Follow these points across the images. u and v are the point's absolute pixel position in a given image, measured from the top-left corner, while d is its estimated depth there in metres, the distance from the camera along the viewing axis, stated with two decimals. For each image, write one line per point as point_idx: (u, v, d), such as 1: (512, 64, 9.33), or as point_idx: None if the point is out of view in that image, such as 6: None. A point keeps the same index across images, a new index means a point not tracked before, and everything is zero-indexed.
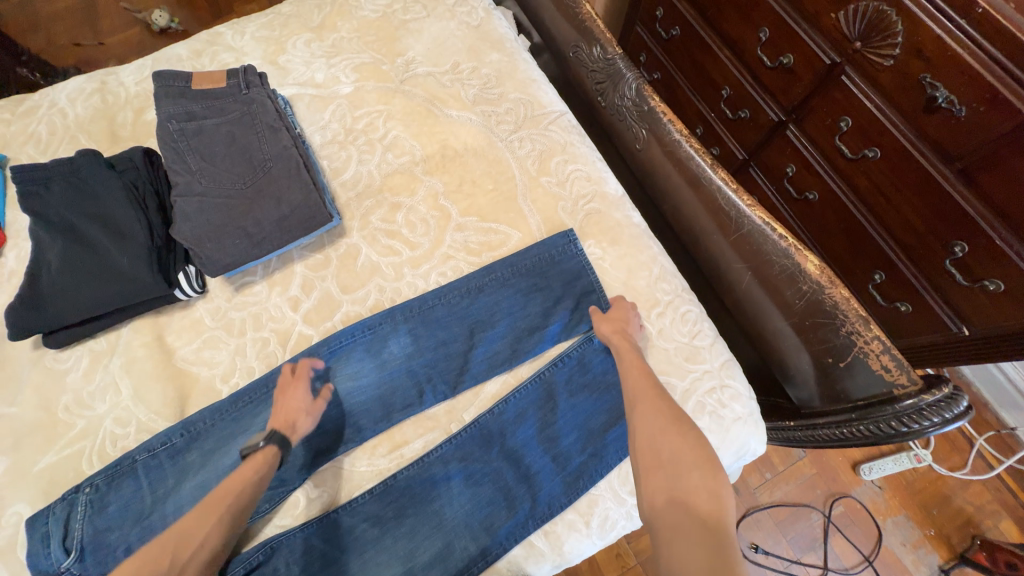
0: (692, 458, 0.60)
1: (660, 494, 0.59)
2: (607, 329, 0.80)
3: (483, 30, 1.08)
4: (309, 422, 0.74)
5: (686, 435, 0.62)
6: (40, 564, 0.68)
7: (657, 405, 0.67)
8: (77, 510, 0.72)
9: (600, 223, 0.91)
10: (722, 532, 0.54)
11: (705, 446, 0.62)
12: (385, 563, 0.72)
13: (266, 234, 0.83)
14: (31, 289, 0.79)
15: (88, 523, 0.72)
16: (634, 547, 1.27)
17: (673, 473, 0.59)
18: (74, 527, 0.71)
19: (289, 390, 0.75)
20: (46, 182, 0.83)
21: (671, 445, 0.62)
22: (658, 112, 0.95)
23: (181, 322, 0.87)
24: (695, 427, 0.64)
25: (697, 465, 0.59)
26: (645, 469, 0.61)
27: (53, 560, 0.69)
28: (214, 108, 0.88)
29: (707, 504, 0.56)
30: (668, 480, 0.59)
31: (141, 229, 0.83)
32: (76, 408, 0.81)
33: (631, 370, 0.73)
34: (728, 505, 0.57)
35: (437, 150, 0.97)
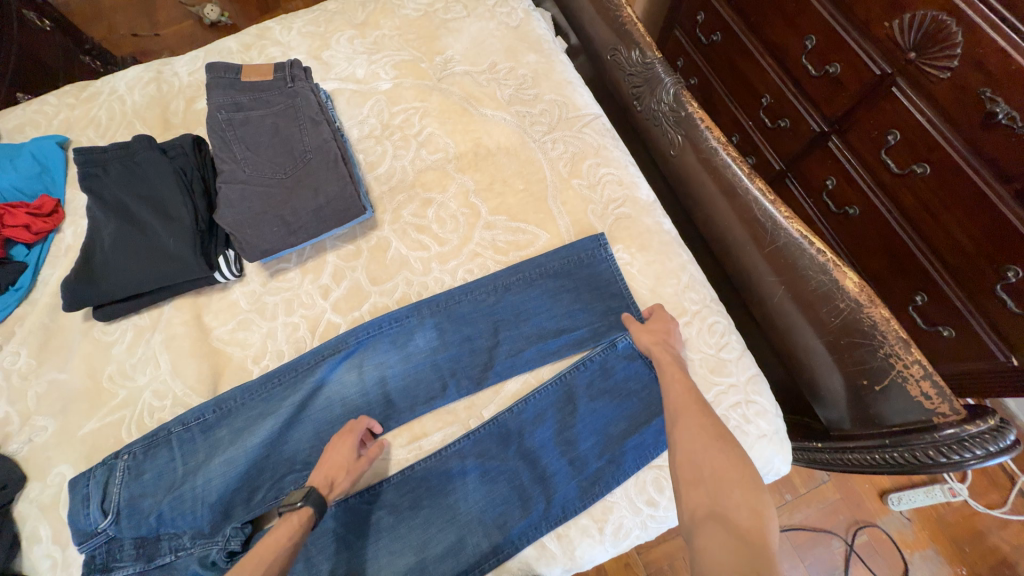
0: (734, 475, 0.59)
1: (699, 508, 0.58)
2: (647, 340, 0.78)
3: (521, 31, 1.09)
4: (348, 481, 0.72)
5: (730, 454, 0.61)
6: (79, 523, 0.72)
7: (702, 418, 0.66)
8: (115, 475, 0.76)
9: (629, 229, 0.90)
10: (762, 549, 0.52)
11: (749, 466, 0.61)
12: (398, 553, 0.73)
13: (302, 223, 0.86)
14: (86, 264, 0.84)
15: (125, 487, 0.76)
16: (645, 558, 1.26)
17: (714, 489, 0.59)
18: (112, 492, 0.75)
19: (338, 444, 0.74)
20: (104, 164, 0.89)
21: (713, 463, 0.61)
22: (695, 118, 0.93)
23: (219, 303, 0.91)
24: (739, 449, 0.62)
25: (738, 482, 0.59)
26: (685, 483, 0.61)
27: (91, 520, 0.73)
28: (261, 100, 0.92)
29: (748, 520, 0.55)
30: (707, 494, 0.59)
31: (187, 213, 0.86)
32: (119, 378, 0.86)
33: (677, 389, 0.71)
34: (771, 524, 0.55)
35: (470, 148, 0.98)
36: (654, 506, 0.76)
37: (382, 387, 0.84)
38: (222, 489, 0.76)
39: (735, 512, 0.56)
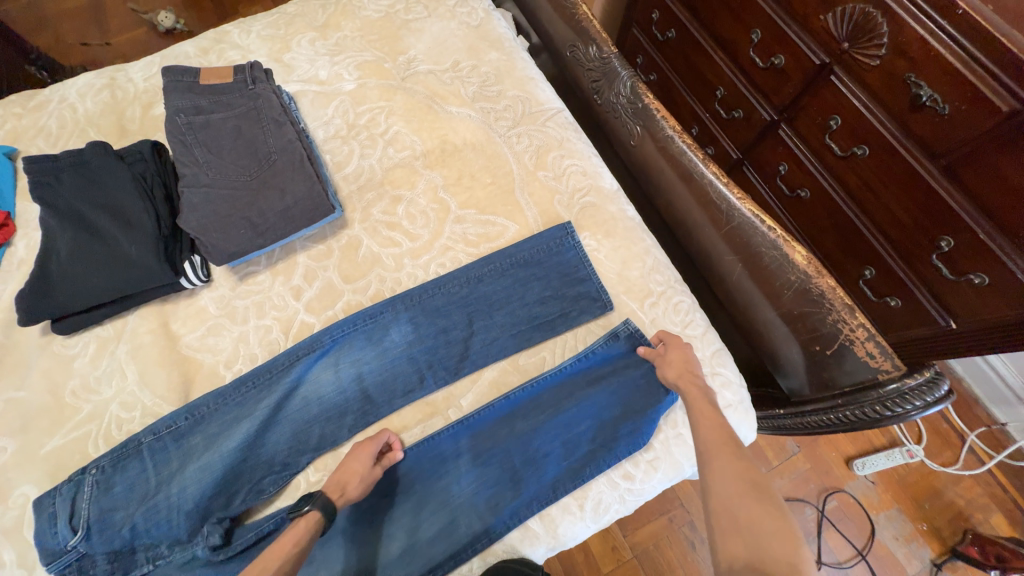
0: (775, 529, 0.58)
1: (735, 557, 0.56)
2: (672, 375, 0.78)
3: (483, 30, 1.11)
4: (358, 490, 0.72)
5: (768, 504, 0.60)
6: (47, 542, 0.70)
7: (739, 462, 0.66)
8: (83, 490, 0.74)
9: (595, 216, 0.94)
10: None
11: (790, 522, 0.59)
12: (391, 535, 0.75)
13: (270, 224, 0.86)
14: (40, 276, 0.81)
15: (95, 503, 0.74)
16: (630, 540, 1.30)
17: (752, 541, 0.57)
18: (80, 507, 0.72)
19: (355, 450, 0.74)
20: (58, 173, 0.86)
21: (750, 513, 0.60)
22: (651, 110, 0.98)
23: (187, 310, 0.90)
24: (777, 499, 0.61)
25: (779, 536, 0.57)
26: (721, 533, 0.60)
27: (59, 538, 0.70)
28: (222, 102, 0.91)
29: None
30: (746, 545, 0.57)
31: (148, 218, 0.85)
32: (83, 392, 0.83)
33: (708, 430, 0.70)
34: None
35: (437, 145, 1.00)
36: (631, 479, 0.79)
37: (359, 384, 0.84)
38: (199, 496, 0.75)
39: (777, 566, 0.54)
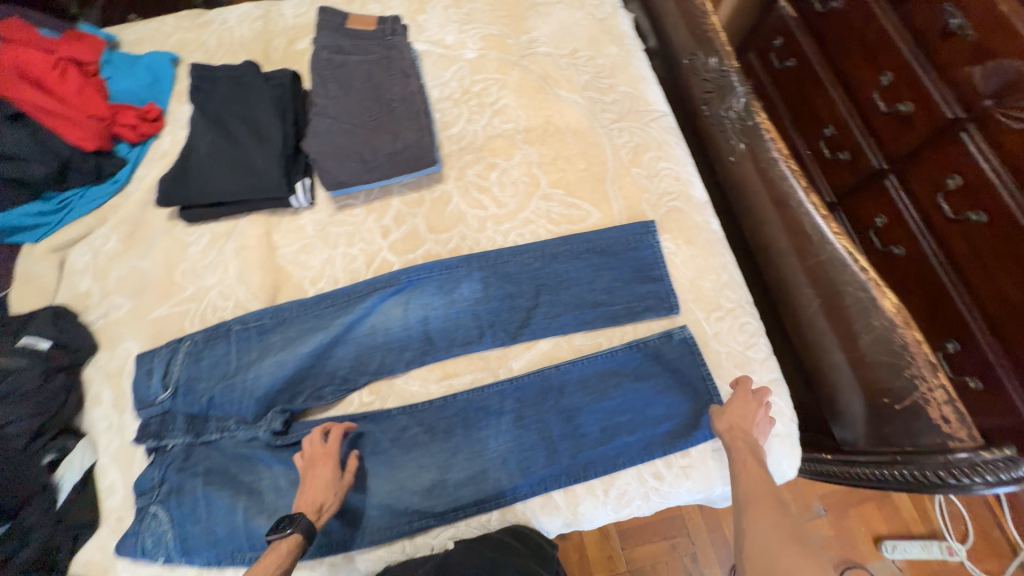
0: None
1: None
2: (722, 426, 0.74)
3: (607, 24, 1.14)
4: (337, 500, 0.72)
5: (807, 556, 0.59)
6: (144, 392, 0.81)
7: (776, 514, 0.63)
8: (178, 356, 0.84)
9: (679, 221, 0.94)
10: None
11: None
12: (425, 468, 0.80)
13: (378, 163, 0.92)
14: (183, 167, 0.94)
15: (184, 369, 0.83)
16: (627, 554, 1.30)
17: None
18: (173, 369, 0.83)
19: (318, 467, 0.73)
20: (214, 82, 0.98)
21: (784, 563, 0.59)
22: (761, 130, 0.97)
23: (288, 225, 0.99)
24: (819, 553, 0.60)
25: None
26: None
27: (152, 390, 0.81)
28: (361, 47, 0.99)
29: None
30: None
31: (278, 136, 0.94)
32: (191, 274, 0.94)
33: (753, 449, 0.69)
34: None
35: (540, 124, 1.04)
36: (660, 479, 0.79)
37: (424, 326, 0.89)
38: (269, 386, 0.83)
39: None
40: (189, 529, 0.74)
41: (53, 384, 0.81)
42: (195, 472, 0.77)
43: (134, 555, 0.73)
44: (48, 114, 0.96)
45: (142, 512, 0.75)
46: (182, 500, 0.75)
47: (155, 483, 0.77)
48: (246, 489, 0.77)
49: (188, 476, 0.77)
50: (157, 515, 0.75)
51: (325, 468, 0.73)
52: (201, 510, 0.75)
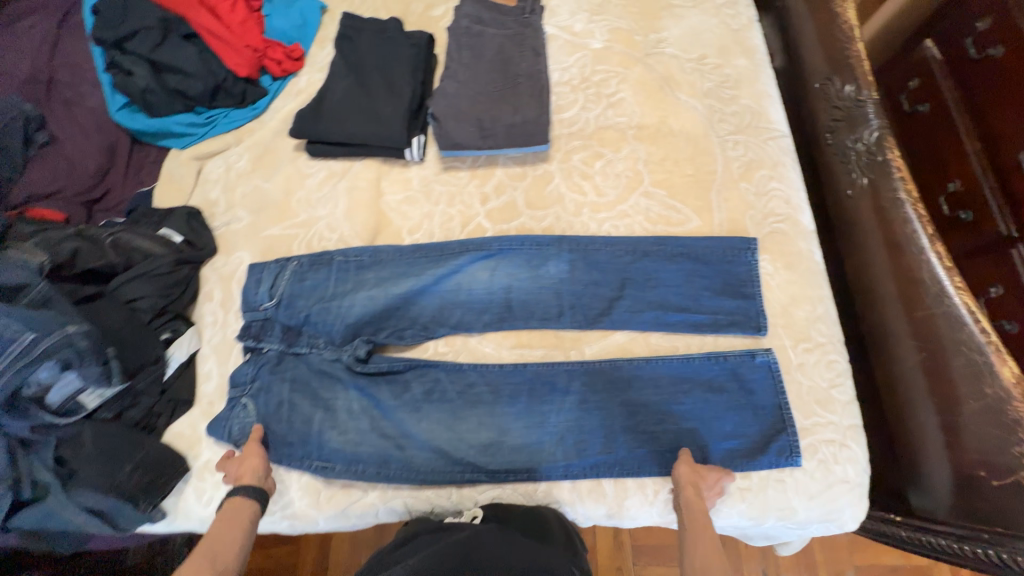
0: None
1: None
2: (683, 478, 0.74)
3: (740, 35, 1.12)
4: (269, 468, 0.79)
5: None
6: (251, 298, 0.90)
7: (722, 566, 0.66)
8: (285, 273, 0.92)
9: (781, 245, 0.91)
10: None
11: None
12: (484, 426, 0.83)
13: (494, 132, 0.96)
14: (317, 106, 1.02)
15: (289, 285, 0.91)
16: (638, 568, 1.29)
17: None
18: (279, 283, 0.91)
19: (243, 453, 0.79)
20: (361, 33, 1.06)
21: None
22: (891, 166, 0.91)
23: (397, 175, 1.04)
24: None
25: None
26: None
27: (258, 298, 0.90)
28: (498, 20, 1.03)
29: None
30: None
31: (408, 92, 1.00)
32: (305, 203, 1.02)
33: None
34: None
35: (654, 123, 1.04)
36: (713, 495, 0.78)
37: (506, 294, 0.92)
38: (359, 318, 0.89)
39: None
40: (271, 427, 0.83)
41: (178, 273, 0.90)
42: (282, 378, 0.85)
43: (220, 437, 0.83)
44: (215, 39, 1.07)
45: (233, 401, 0.84)
46: (269, 400, 0.84)
47: (247, 379, 0.85)
48: (323, 405, 0.84)
49: (277, 379, 0.85)
50: (246, 407, 0.84)
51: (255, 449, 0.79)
52: (284, 412, 0.83)
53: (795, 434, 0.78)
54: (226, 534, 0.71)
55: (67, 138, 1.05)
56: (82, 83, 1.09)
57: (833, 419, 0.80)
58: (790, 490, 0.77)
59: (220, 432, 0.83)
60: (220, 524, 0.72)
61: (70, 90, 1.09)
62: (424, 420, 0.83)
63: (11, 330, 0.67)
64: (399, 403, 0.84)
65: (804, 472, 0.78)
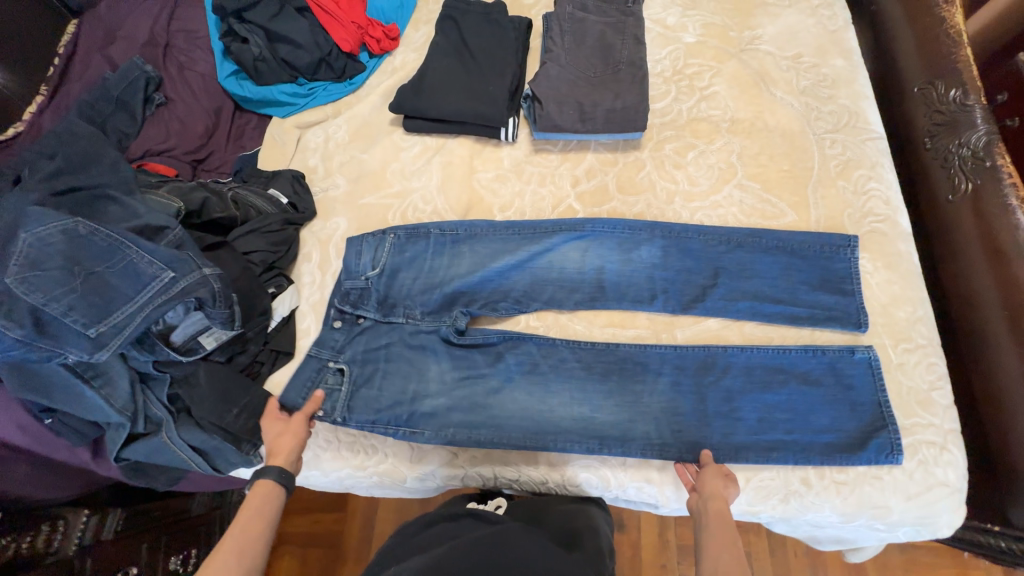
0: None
1: None
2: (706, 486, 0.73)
3: (838, 36, 1.10)
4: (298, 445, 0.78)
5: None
6: (352, 266, 0.93)
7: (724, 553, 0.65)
8: (385, 244, 0.95)
9: (880, 245, 0.90)
10: None
11: None
12: (576, 401, 0.85)
13: (594, 116, 0.98)
14: (417, 83, 1.05)
15: (389, 256, 0.95)
16: (683, 570, 1.22)
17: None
18: (380, 254, 0.95)
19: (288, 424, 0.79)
20: (464, 15, 1.09)
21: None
22: (1001, 172, 0.90)
23: (490, 154, 1.06)
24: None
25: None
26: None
27: (360, 266, 0.94)
28: (601, 8, 1.05)
29: None
30: None
31: (510, 74, 1.03)
32: (401, 176, 1.05)
33: None
34: None
35: (748, 117, 1.04)
36: (807, 486, 0.78)
37: (598, 275, 0.93)
38: (458, 289, 0.92)
39: None
40: (360, 392, 0.85)
41: (285, 232, 0.95)
42: (379, 345, 0.89)
43: (301, 397, 0.85)
44: (323, 12, 1.12)
45: (321, 365, 0.87)
46: (364, 366, 0.87)
47: (338, 346, 0.89)
48: (417, 372, 0.87)
49: (371, 350, 0.89)
50: (342, 371, 0.87)
51: (298, 427, 0.79)
52: (376, 379, 0.86)
53: (897, 432, 0.77)
54: (256, 523, 0.68)
55: (180, 99, 1.11)
56: (194, 50, 1.15)
57: (935, 422, 0.79)
58: (887, 488, 0.76)
59: (301, 395, 0.85)
60: (250, 504, 0.69)
61: (183, 55, 1.14)
62: (520, 391, 0.86)
63: (156, 265, 0.72)
64: (498, 372, 0.87)
65: (902, 471, 0.77)
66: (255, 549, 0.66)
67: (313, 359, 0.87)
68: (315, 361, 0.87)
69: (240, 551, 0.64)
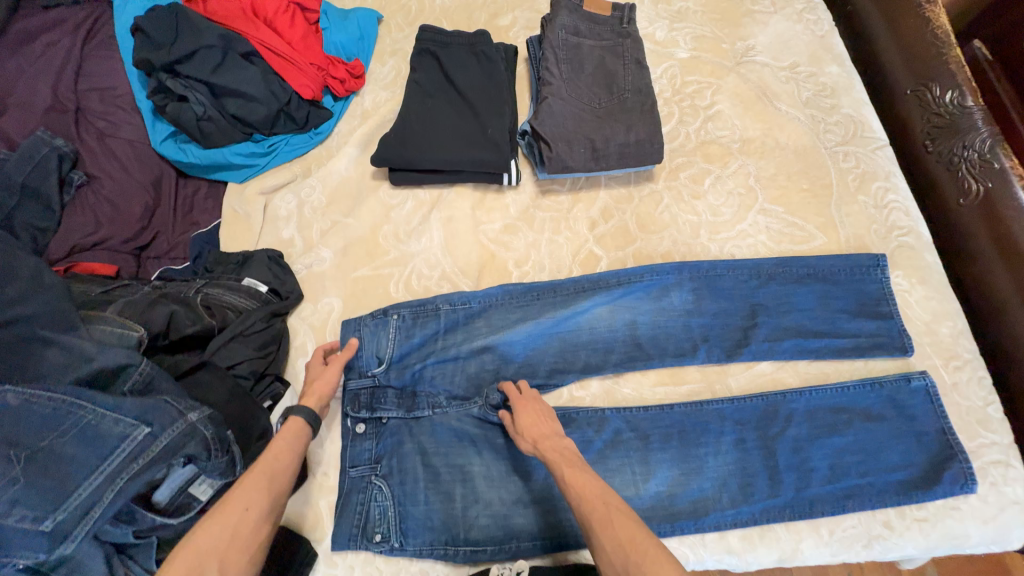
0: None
1: (609, 543, 0.53)
2: (528, 432, 0.69)
3: (828, 41, 1.08)
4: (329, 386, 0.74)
5: (595, 489, 0.58)
6: (356, 362, 0.81)
7: (578, 475, 0.60)
8: (389, 330, 0.82)
9: (911, 259, 0.89)
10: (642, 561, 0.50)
11: (610, 495, 0.58)
12: (641, 476, 0.77)
13: (607, 153, 0.89)
14: (401, 130, 0.91)
15: (396, 345, 0.82)
16: None
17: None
18: (385, 344, 0.82)
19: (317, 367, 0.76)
20: (445, 48, 0.97)
21: (580, 488, 0.58)
22: (1010, 173, 0.88)
23: (493, 202, 0.95)
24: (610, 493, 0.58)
25: (601, 509, 0.56)
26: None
27: (364, 361, 0.81)
28: (595, 31, 0.96)
29: (626, 536, 0.53)
30: (606, 529, 0.54)
31: (508, 113, 0.94)
32: (395, 239, 0.92)
33: None
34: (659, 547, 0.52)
35: (757, 135, 0.99)
36: (890, 529, 0.74)
37: (632, 331, 0.85)
38: (480, 370, 0.82)
39: (620, 534, 0.53)
40: (408, 511, 0.74)
41: (273, 327, 0.80)
42: (410, 452, 0.77)
43: (352, 528, 0.73)
44: (275, 56, 0.96)
45: (365, 484, 0.75)
46: (404, 479, 0.75)
47: (371, 456, 0.78)
48: (459, 475, 0.76)
49: (406, 456, 0.77)
50: (381, 489, 0.75)
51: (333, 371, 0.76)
52: (419, 490, 0.74)
53: (969, 459, 0.75)
54: (285, 456, 0.63)
55: (107, 175, 0.91)
56: (116, 111, 0.95)
57: (996, 439, 0.77)
58: (966, 517, 0.75)
59: (354, 527, 0.73)
60: (283, 439, 0.65)
61: (103, 120, 0.94)
62: None
63: (122, 422, 0.56)
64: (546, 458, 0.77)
65: (977, 496, 0.75)
66: (283, 481, 0.61)
67: (353, 479, 0.76)
68: (359, 481, 0.75)
69: (268, 482, 0.59)
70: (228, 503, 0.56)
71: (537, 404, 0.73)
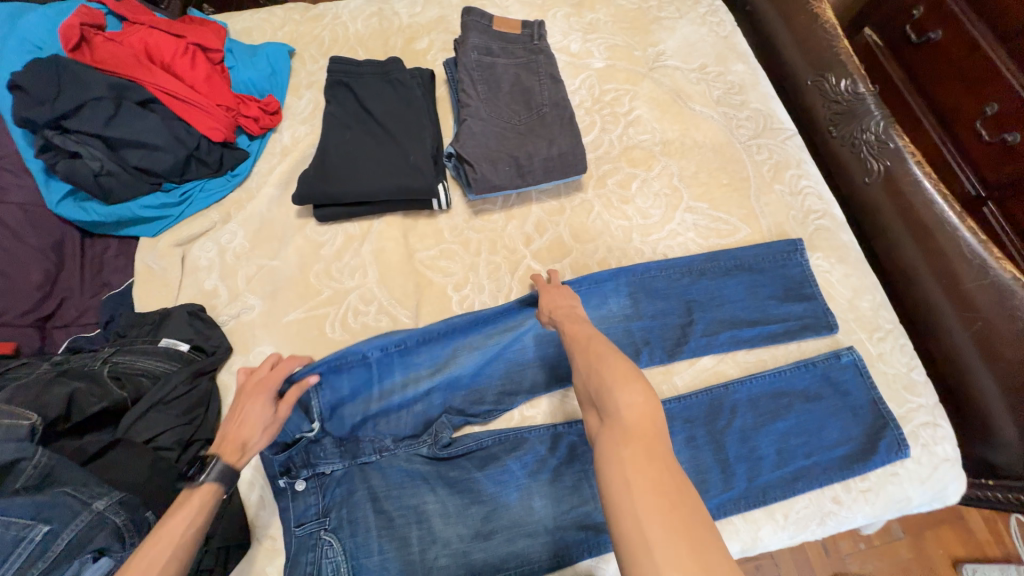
0: (632, 408, 0.49)
1: (582, 363, 0.57)
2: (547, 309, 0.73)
3: (731, 41, 1.13)
4: (262, 441, 0.65)
5: (585, 330, 0.63)
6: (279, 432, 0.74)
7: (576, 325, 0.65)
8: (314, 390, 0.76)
9: (828, 240, 0.93)
10: (599, 370, 0.54)
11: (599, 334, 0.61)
12: None
13: (532, 168, 0.90)
14: (319, 165, 0.89)
15: (324, 399, 0.77)
16: None
17: (598, 397, 0.52)
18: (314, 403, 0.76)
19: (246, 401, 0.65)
20: (358, 78, 0.96)
21: (572, 329, 0.64)
22: (903, 152, 0.95)
23: (425, 228, 0.94)
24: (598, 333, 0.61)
25: (583, 341, 0.60)
26: (598, 412, 0.52)
27: (292, 427, 0.75)
28: (508, 49, 0.97)
29: (593, 356, 0.56)
30: (582, 355, 0.58)
31: (429, 139, 0.93)
32: (326, 276, 0.89)
33: None
34: (619, 364, 0.53)
35: (675, 136, 1.03)
36: (839, 503, 0.77)
37: None
38: (430, 402, 0.81)
39: (590, 356, 0.56)
40: (362, 565, 0.69)
41: (198, 388, 0.76)
42: (362, 499, 0.73)
43: None
44: (179, 102, 0.92)
45: (314, 541, 0.71)
46: (356, 529, 0.71)
47: (318, 511, 0.73)
48: (414, 517, 0.73)
49: (355, 504, 0.73)
50: (333, 543, 0.70)
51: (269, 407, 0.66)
52: (372, 540, 0.70)
53: (899, 426, 0.79)
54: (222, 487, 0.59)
55: None
56: (3, 174, 0.87)
57: (922, 402, 0.82)
58: (906, 481, 0.78)
59: None
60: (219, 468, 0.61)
61: None
62: (534, 496, 0.75)
63: (13, 525, 0.51)
64: (501, 484, 0.76)
65: (912, 460, 0.79)
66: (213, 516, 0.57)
67: (300, 537, 0.71)
68: (307, 540, 0.71)
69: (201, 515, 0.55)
70: (161, 533, 0.52)
71: (565, 290, 0.76)
